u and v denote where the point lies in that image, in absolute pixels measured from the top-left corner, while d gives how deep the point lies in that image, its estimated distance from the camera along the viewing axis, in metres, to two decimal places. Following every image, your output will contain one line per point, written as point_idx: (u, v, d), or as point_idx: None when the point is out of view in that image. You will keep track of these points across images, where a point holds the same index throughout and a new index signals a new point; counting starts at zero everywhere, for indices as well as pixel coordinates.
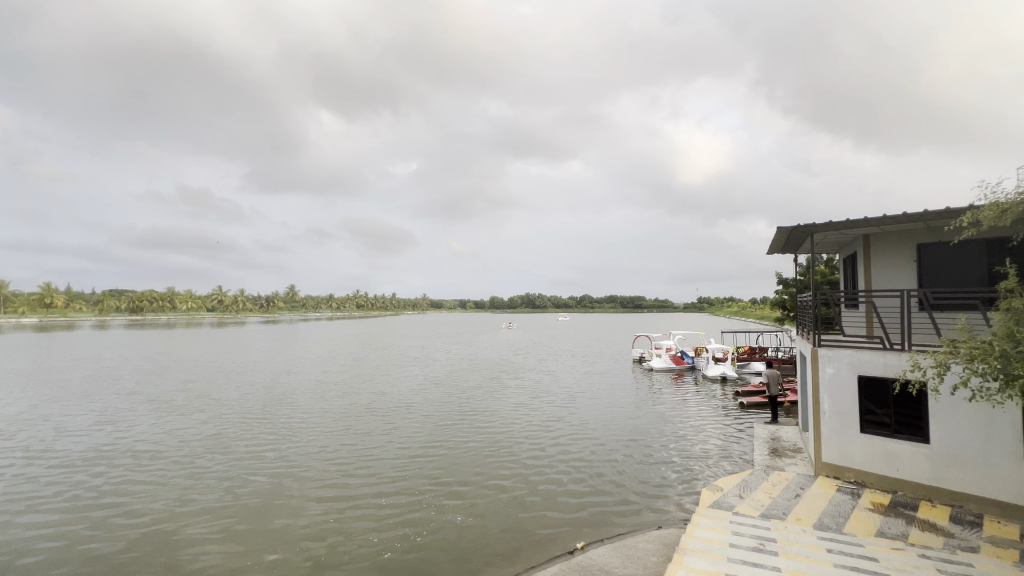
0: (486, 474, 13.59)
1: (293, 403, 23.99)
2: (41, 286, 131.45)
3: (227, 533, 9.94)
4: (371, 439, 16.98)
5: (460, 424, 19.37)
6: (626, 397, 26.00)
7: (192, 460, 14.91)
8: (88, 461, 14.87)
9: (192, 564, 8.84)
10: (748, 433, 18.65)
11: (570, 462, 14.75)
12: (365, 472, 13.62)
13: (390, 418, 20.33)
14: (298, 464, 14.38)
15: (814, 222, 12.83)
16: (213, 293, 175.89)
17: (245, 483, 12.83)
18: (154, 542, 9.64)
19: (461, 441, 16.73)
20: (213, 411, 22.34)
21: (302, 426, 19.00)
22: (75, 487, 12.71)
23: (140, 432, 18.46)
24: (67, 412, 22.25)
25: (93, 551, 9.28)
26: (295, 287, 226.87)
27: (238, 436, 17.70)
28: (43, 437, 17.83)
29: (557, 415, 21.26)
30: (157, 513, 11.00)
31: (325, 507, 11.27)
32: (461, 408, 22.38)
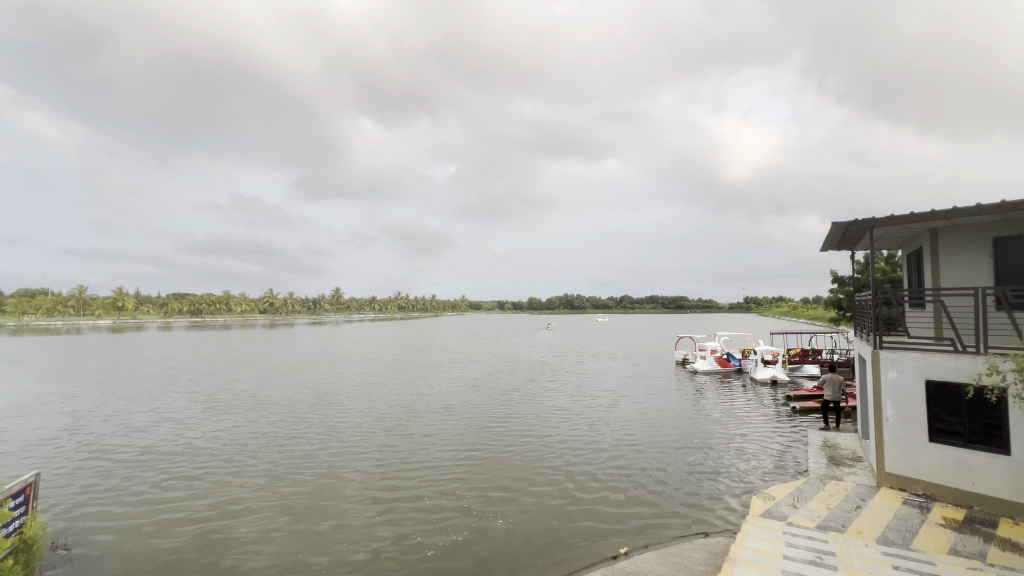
0: (524, 480, 13.59)
1: (336, 404, 24.85)
2: (114, 292, 143.53)
3: (278, 535, 10.41)
4: (410, 442, 17.33)
5: (499, 427, 19.53)
6: (669, 401, 25.34)
7: (245, 458, 15.73)
8: (152, 458, 15.99)
9: (245, 562, 9.33)
10: (801, 440, 17.75)
11: (611, 469, 14.51)
12: (406, 475, 13.92)
13: (429, 421, 20.65)
14: (343, 465, 14.88)
15: (873, 217, 12.02)
16: (265, 296, 185.59)
17: (295, 483, 13.43)
18: (212, 540, 10.23)
19: (498, 446, 16.79)
20: (265, 410, 23.54)
21: (348, 427, 19.70)
22: (140, 483, 13.65)
23: (198, 431, 19.62)
24: (133, 411, 23.98)
25: (155, 547, 9.93)
26: (340, 290, 235.61)
27: (286, 436, 18.49)
28: (112, 434, 19.25)
29: (596, 419, 21.02)
30: (214, 511, 11.64)
31: (370, 509, 11.62)
32: (500, 411, 22.53)
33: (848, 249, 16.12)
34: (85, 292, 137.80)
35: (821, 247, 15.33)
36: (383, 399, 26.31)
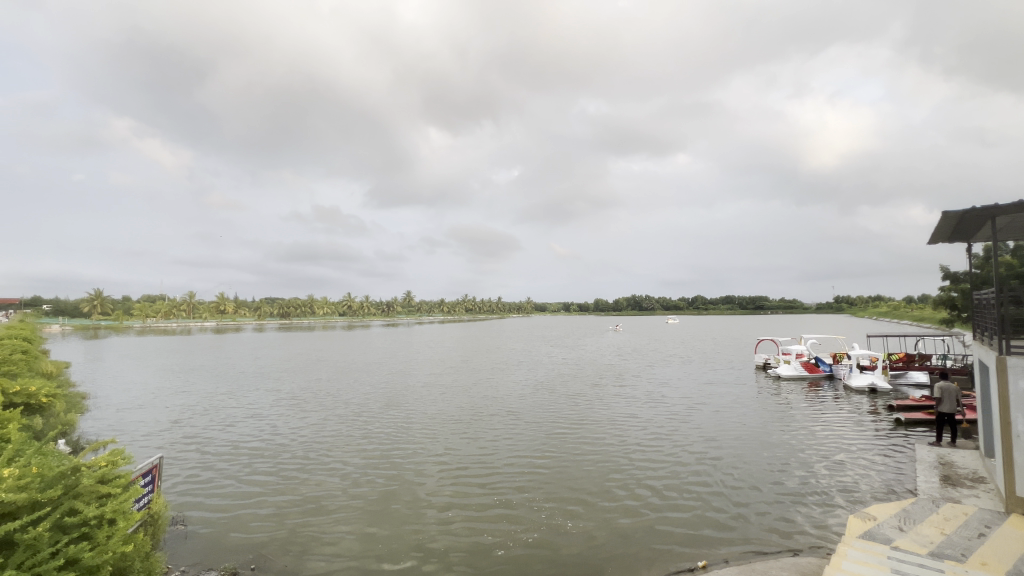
0: (593, 490, 13.35)
1: (409, 405, 26.00)
2: (217, 297, 160.48)
3: (359, 531, 11.07)
4: (479, 446, 17.64)
5: (568, 434, 19.33)
6: (749, 411, 23.73)
7: (329, 456, 16.83)
8: (249, 452, 17.59)
9: (330, 555, 10.01)
10: (907, 456, 15.90)
11: (685, 482, 13.87)
12: (475, 480, 14.20)
13: (497, 425, 20.86)
14: (416, 467, 15.46)
15: (995, 204, 10.53)
16: (344, 300, 198.38)
17: (374, 482, 14.19)
18: (299, 533, 11.02)
19: (566, 453, 16.64)
20: (345, 410, 25.04)
21: (421, 429, 20.43)
22: (240, 475, 15.08)
23: (288, 427, 21.39)
24: (231, 407, 26.48)
25: (253, 535, 10.94)
26: (411, 293, 246.20)
27: (364, 435, 19.58)
28: (216, 428, 21.49)
29: (669, 428, 20.16)
30: (302, 506, 12.55)
31: (441, 513, 11.98)
32: (568, 417, 22.28)
33: (964, 241, 14.22)
34: (193, 296, 154.81)
35: (929, 239, 13.70)
36: (452, 400, 27.11)
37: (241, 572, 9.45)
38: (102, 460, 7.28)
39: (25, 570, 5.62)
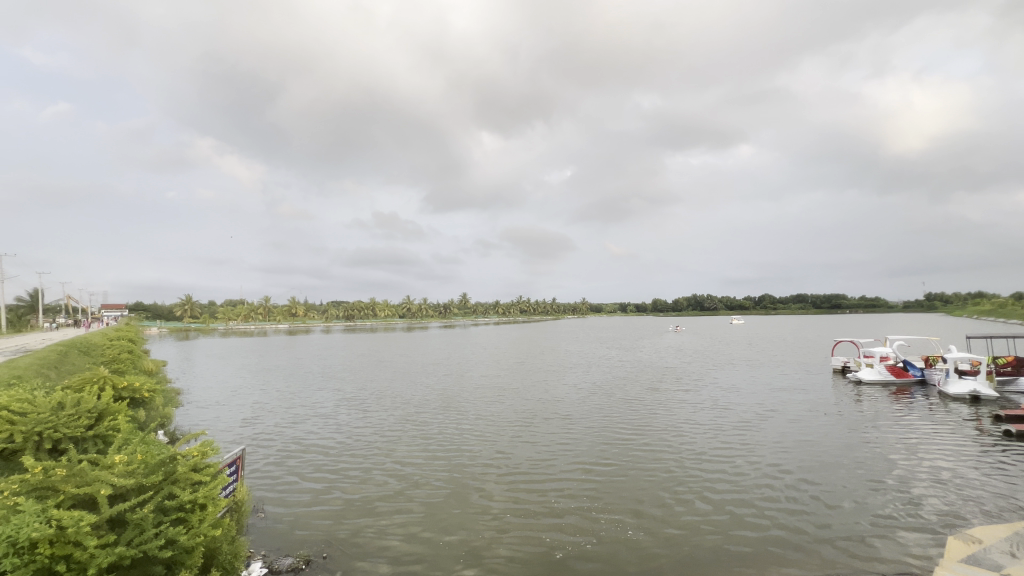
0: (654, 504, 12.76)
1: (466, 407, 26.47)
2: (289, 301, 172.35)
3: (418, 532, 11.44)
4: (536, 452, 17.49)
5: (625, 441, 18.81)
6: (826, 419, 22.02)
7: (390, 456, 17.51)
8: (316, 449, 18.64)
9: (391, 554, 10.43)
10: (1018, 474, 14.08)
11: (756, 498, 12.96)
12: (532, 488, 14.05)
13: (553, 429, 20.74)
14: (474, 471, 15.56)
15: None
16: (403, 302, 205.99)
17: (433, 483, 14.59)
18: (363, 532, 11.43)
19: (626, 463, 16.09)
20: (405, 410, 25.92)
21: (477, 431, 20.73)
22: (309, 472, 15.94)
23: (353, 426, 22.42)
24: (301, 405, 28.18)
25: (323, 529, 11.63)
26: (467, 295, 251.11)
27: (423, 437, 20.06)
28: (288, 426, 22.92)
29: (734, 437, 19.11)
30: (365, 505, 13.01)
31: (499, 521, 11.92)
32: (625, 423, 21.70)
33: None
34: (268, 300, 167.14)
35: None
36: (508, 403, 27.26)
37: (315, 560, 10.22)
38: (195, 450, 7.97)
39: (134, 546, 6.29)
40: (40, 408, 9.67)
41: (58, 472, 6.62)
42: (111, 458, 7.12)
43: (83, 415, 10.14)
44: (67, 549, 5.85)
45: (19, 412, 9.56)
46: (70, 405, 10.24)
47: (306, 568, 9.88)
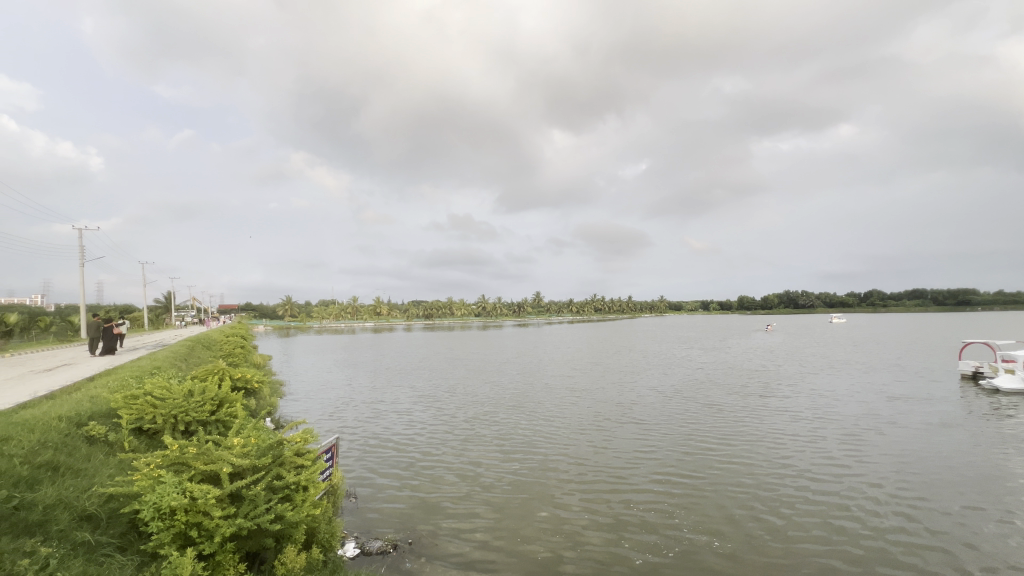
0: (744, 524, 11.86)
1: (542, 407, 26.56)
2: (374, 300, 184.22)
3: (494, 528, 11.79)
4: (616, 459, 17.00)
5: (708, 450, 17.82)
6: (950, 434, 19.36)
7: (468, 454, 18.14)
8: (400, 444, 19.79)
9: (468, 547, 10.90)
10: None
11: (864, 524, 11.68)
12: (611, 497, 13.67)
13: (630, 435, 20.18)
14: (551, 475, 15.46)
15: None
16: (479, 301, 211.49)
17: (509, 483, 14.91)
18: (444, 526, 11.95)
19: (712, 476, 15.12)
20: (481, 409, 26.63)
21: (552, 433, 20.77)
22: (393, 467, 16.82)
23: (435, 424, 23.36)
24: (385, 401, 29.98)
25: (406, 518, 12.40)
26: (540, 294, 251.94)
27: (501, 437, 20.38)
28: (375, 421, 24.42)
29: (834, 451, 17.42)
30: (445, 499, 13.64)
31: (577, 527, 11.77)
32: (708, 430, 20.57)
33: None
34: (356, 300, 179.64)
35: None
36: (583, 404, 26.95)
37: (401, 544, 10.96)
38: (297, 436, 8.71)
39: (249, 519, 7.08)
40: (174, 395, 11.18)
41: (190, 450, 7.63)
42: (230, 441, 8.04)
43: (207, 401, 11.58)
44: (198, 518, 6.74)
45: (160, 397, 11.15)
46: (197, 393, 11.72)
47: (394, 552, 10.62)
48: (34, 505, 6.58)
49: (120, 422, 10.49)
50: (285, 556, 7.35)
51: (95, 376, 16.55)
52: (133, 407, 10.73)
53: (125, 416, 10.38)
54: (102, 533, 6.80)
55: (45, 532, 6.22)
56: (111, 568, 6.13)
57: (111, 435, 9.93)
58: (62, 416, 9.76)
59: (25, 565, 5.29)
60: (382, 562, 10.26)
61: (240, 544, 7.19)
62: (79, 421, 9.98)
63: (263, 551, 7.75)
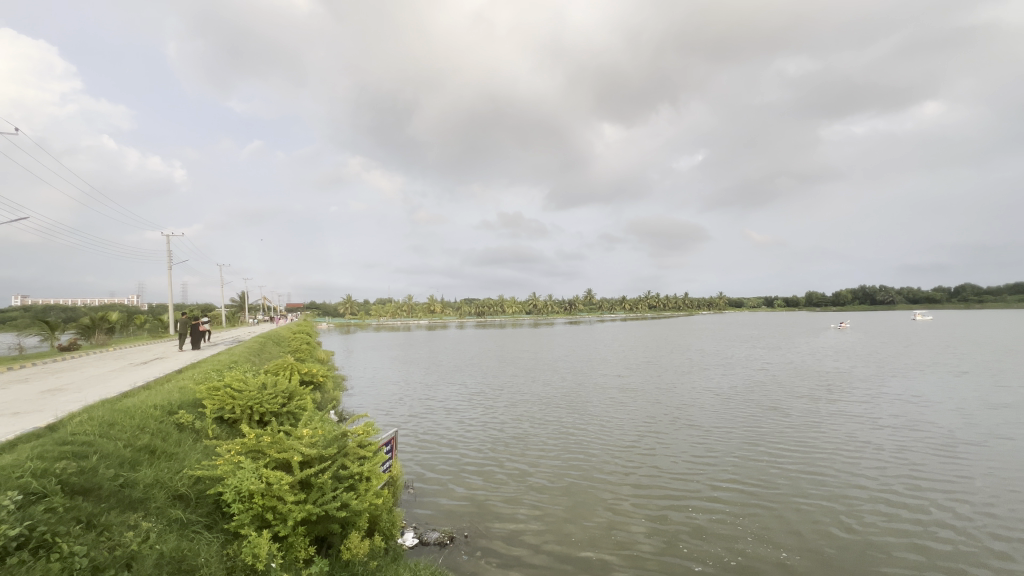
0: (814, 538, 11.12)
1: (595, 407, 26.25)
2: (429, 299, 189.48)
3: (546, 526, 11.88)
4: (672, 464, 16.49)
5: (772, 457, 16.93)
6: None
7: (520, 452, 18.33)
8: (454, 441, 20.32)
9: (522, 543, 11.07)
10: None
11: (951, 545, 10.70)
12: (667, 504, 13.23)
13: (688, 438, 19.54)
14: (605, 478, 15.31)
15: None
16: (530, 299, 211.89)
17: (561, 483, 14.95)
18: (497, 521, 12.20)
19: (778, 486, 14.23)
20: (534, 408, 26.74)
21: (606, 434, 20.51)
22: (446, 464, 17.17)
23: (488, 421, 23.75)
24: (440, 398, 30.86)
25: (461, 513, 12.76)
26: (592, 292, 248.79)
27: (553, 437, 20.29)
28: (431, 417, 25.10)
29: (916, 462, 16.03)
30: (498, 497, 13.87)
31: (630, 530, 11.65)
32: (772, 436, 19.52)
33: None
34: (411, 299, 185.58)
35: None
36: (638, 405, 26.40)
37: (458, 536, 11.31)
38: (360, 428, 9.11)
39: (318, 505, 7.53)
40: (251, 387, 12.09)
41: (265, 439, 8.23)
42: (300, 431, 8.60)
43: (280, 394, 12.43)
44: (273, 502, 7.26)
45: (239, 389, 12.12)
46: (269, 386, 12.58)
47: (450, 544, 10.95)
48: (136, 483, 7.37)
49: (205, 411, 11.48)
50: (350, 543, 7.77)
51: (183, 369, 18.16)
52: (215, 397, 11.72)
53: (209, 405, 11.39)
54: (192, 512, 7.49)
55: (145, 508, 6.94)
56: (200, 543, 6.75)
57: (197, 422, 10.88)
58: (157, 405, 10.82)
59: (130, 536, 5.95)
60: (439, 552, 10.62)
61: (310, 528, 7.65)
62: (171, 409, 11.05)
63: (330, 536, 8.21)
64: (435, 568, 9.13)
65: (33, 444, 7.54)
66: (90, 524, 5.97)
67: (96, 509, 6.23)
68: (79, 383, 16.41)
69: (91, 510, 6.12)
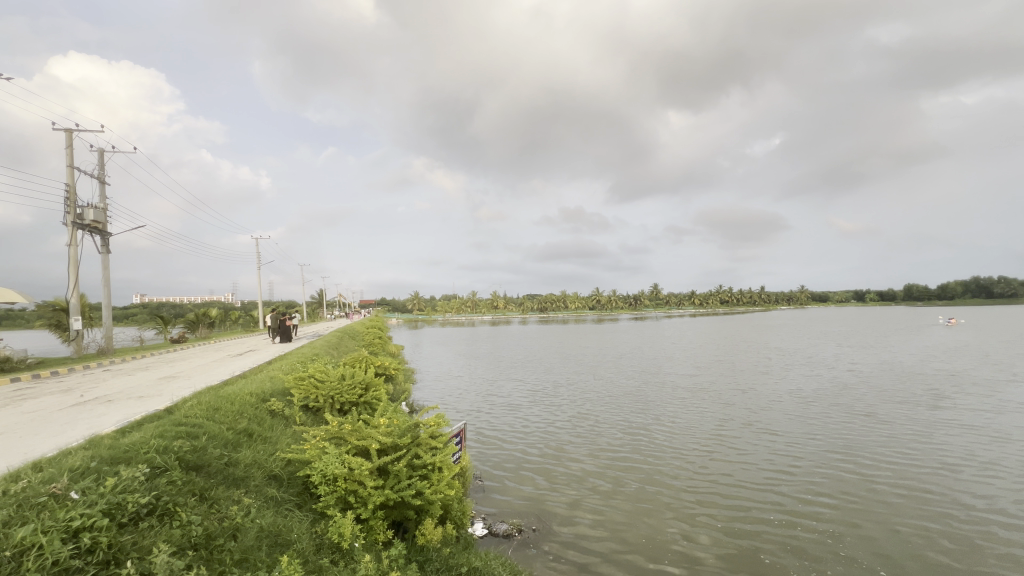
0: (912, 561, 10.16)
1: (662, 408, 25.48)
2: (492, 295, 192.83)
3: (612, 527, 11.81)
4: (747, 470, 15.68)
5: (861, 469, 15.56)
6: None
7: (584, 452, 18.26)
8: (518, 437, 20.65)
9: (587, 542, 11.08)
10: None
11: None
12: (742, 514, 12.55)
13: (764, 444, 18.44)
14: (673, 482, 14.86)
15: None
16: (593, 295, 209.01)
17: (627, 485, 14.74)
18: (562, 518, 12.30)
19: (871, 502, 13.03)
20: (597, 406, 26.51)
21: (674, 437, 19.87)
22: (509, 462, 17.36)
23: (552, 419, 23.81)
24: (505, 394, 31.40)
25: (526, 508, 12.98)
26: (658, 287, 240.23)
27: (617, 439, 19.84)
28: (495, 413, 25.61)
29: None
30: (563, 495, 13.95)
31: (701, 538, 11.27)
32: (861, 445, 17.94)
33: None
34: (475, 295, 189.84)
35: None
36: (708, 407, 25.26)
37: (525, 530, 11.51)
38: (432, 419, 9.41)
39: (395, 491, 7.93)
40: (332, 378, 12.97)
41: (346, 426, 8.80)
42: (377, 421, 9.10)
43: (357, 385, 13.20)
44: (354, 486, 7.75)
45: (321, 380, 13.05)
46: (348, 377, 13.44)
47: (518, 536, 11.15)
48: (238, 462, 8.18)
49: (293, 399, 12.47)
50: (425, 529, 8.14)
51: (273, 360, 19.90)
52: (301, 387, 12.70)
53: (296, 394, 12.37)
54: (285, 491, 8.19)
55: (247, 485, 7.70)
56: (293, 520, 7.36)
57: (286, 409, 11.85)
58: (253, 392, 11.92)
59: (235, 510, 6.61)
60: (507, 543, 10.85)
61: (388, 512, 8.09)
62: (264, 396, 12.13)
63: (406, 521, 8.62)
64: (505, 559, 9.32)
65: (156, 424, 8.61)
66: (201, 497, 6.71)
67: (206, 484, 6.99)
68: (189, 372, 18.51)
69: (203, 485, 6.87)
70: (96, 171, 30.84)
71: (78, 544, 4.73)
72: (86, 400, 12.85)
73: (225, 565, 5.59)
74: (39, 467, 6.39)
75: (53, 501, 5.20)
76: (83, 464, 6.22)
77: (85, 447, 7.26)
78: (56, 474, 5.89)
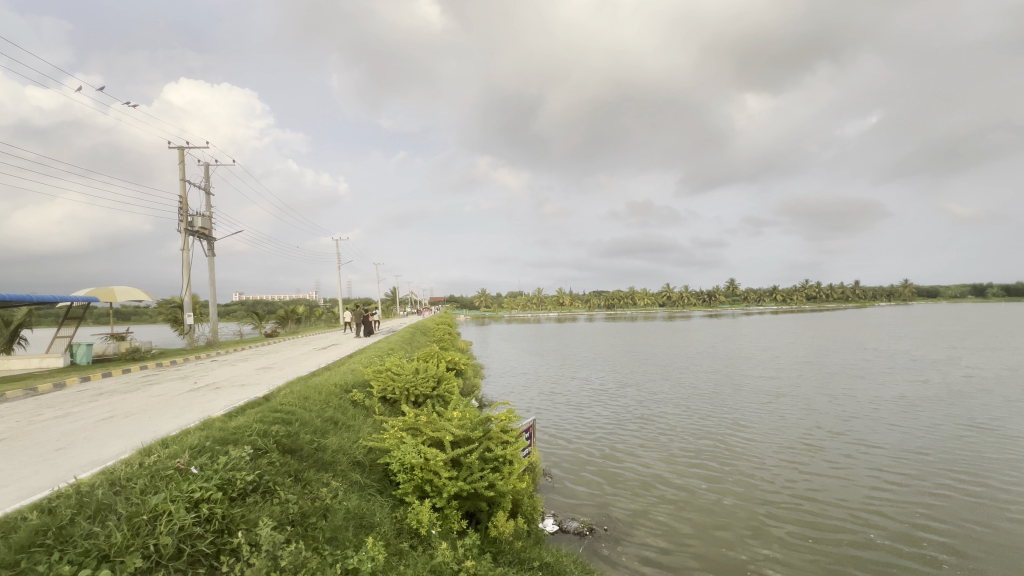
0: None
1: (739, 412, 24.11)
2: (557, 293, 192.12)
3: (686, 536, 11.47)
4: (837, 485, 14.49)
5: (975, 490, 13.84)
6: None
7: (654, 456, 17.76)
8: (585, 437, 20.50)
9: (660, 549, 10.84)
10: None
11: None
12: (831, 532, 11.67)
13: (857, 457, 16.91)
14: (751, 493, 14.08)
15: None
16: (663, 291, 201.45)
17: (703, 493, 14.16)
18: (632, 523, 12.10)
19: (987, 529, 11.59)
20: (668, 408, 25.56)
21: (752, 444, 18.78)
22: (576, 462, 17.29)
23: (621, 420, 23.34)
24: (571, 392, 31.24)
25: (595, 511, 12.90)
26: (735, 282, 226.43)
27: (690, 444, 19.03)
28: (562, 412, 25.55)
29: None
30: (632, 499, 13.74)
31: (783, 555, 10.63)
32: (976, 462, 15.93)
33: None
34: (540, 292, 190.14)
35: None
36: (792, 413, 23.52)
37: (596, 529, 11.43)
38: (502, 414, 9.55)
39: (468, 482, 8.18)
40: (406, 371, 13.58)
41: (422, 418, 9.19)
42: (450, 414, 9.42)
43: (429, 378, 13.73)
44: (430, 475, 8.09)
45: (397, 373, 13.73)
46: (422, 370, 14.01)
47: (589, 535, 11.11)
48: (326, 448, 8.83)
49: (372, 391, 13.24)
50: (497, 521, 8.32)
51: (353, 354, 21.24)
52: (379, 379, 13.45)
53: (375, 385, 13.12)
54: (368, 476, 8.72)
55: (334, 469, 8.29)
56: (376, 504, 7.82)
57: (366, 400, 12.60)
58: (337, 384, 12.79)
59: (324, 492, 7.15)
60: (579, 541, 10.84)
61: (461, 502, 8.37)
62: (347, 387, 13.00)
63: (479, 512, 8.87)
64: (577, 557, 9.30)
65: (257, 409, 9.51)
66: (296, 478, 7.32)
67: (300, 466, 7.62)
68: (282, 364, 20.26)
69: (297, 467, 7.50)
70: (203, 182, 34.52)
71: (198, 514, 5.34)
72: (199, 387, 14.49)
73: (318, 541, 6.06)
74: (165, 444, 7.30)
75: (177, 474, 5.92)
76: (199, 442, 7.03)
77: (202, 428, 8.18)
78: (179, 450, 6.70)
